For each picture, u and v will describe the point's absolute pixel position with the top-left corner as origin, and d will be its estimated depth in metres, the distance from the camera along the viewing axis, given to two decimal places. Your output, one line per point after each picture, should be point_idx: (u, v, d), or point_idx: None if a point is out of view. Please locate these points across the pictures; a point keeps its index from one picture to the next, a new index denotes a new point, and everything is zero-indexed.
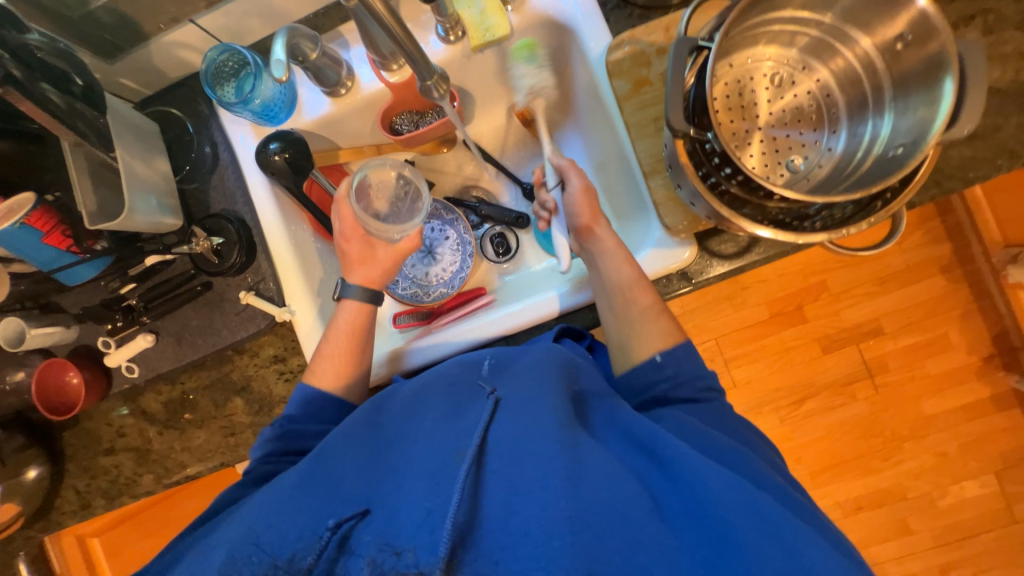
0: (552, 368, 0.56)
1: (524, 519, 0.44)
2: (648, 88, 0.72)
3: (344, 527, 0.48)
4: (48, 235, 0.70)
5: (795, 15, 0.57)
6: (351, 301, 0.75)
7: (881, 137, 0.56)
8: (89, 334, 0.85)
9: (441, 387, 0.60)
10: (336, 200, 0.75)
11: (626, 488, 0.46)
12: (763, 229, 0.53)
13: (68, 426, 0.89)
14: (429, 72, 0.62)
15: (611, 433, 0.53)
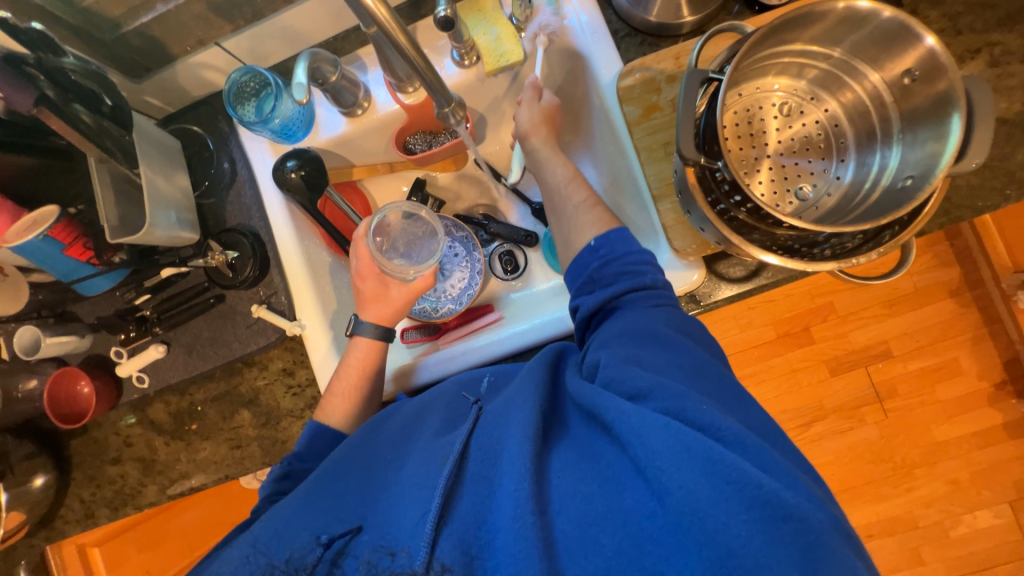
0: (530, 366, 0.57)
1: (496, 513, 0.44)
2: (658, 114, 0.74)
3: (338, 543, 0.48)
4: (69, 247, 0.71)
5: (804, 49, 0.58)
6: (361, 336, 0.75)
7: (889, 169, 0.56)
8: (102, 344, 0.87)
9: (442, 405, 0.61)
10: (355, 239, 0.79)
11: (591, 469, 0.45)
12: (771, 255, 0.53)
13: (77, 434, 0.90)
14: (446, 99, 0.64)
15: (579, 412, 0.51)
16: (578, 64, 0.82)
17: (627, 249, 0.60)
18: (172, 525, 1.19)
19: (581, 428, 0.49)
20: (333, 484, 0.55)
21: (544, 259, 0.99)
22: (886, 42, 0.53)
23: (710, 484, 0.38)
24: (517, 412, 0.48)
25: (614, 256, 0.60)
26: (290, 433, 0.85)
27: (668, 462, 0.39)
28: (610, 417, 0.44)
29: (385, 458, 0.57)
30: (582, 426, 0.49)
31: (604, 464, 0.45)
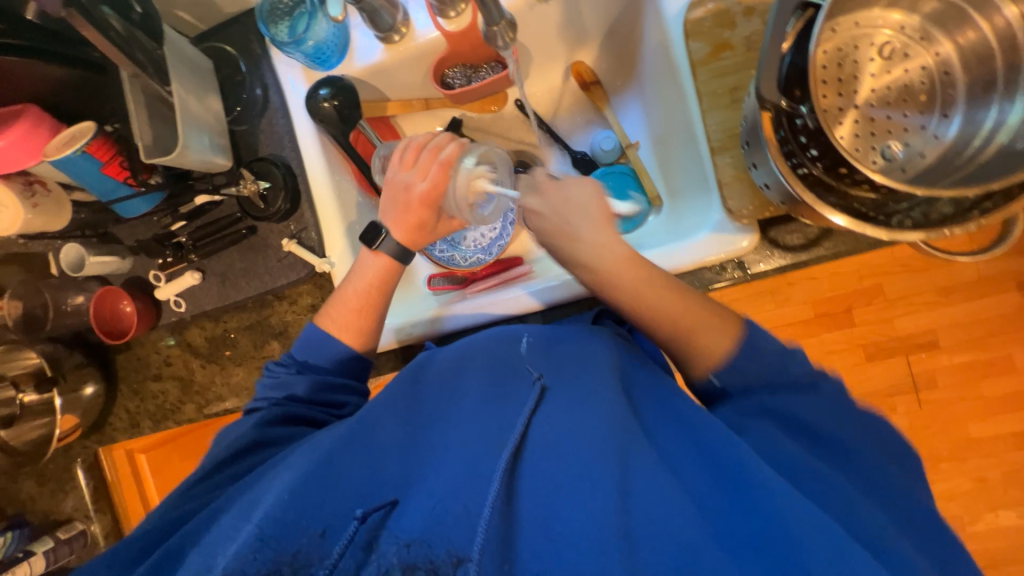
0: (601, 360, 0.54)
1: (567, 520, 0.41)
2: (728, 53, 0.65)
3: (372, 517, 0.45)
4: (107, 165, 0.71)
5: None
6: (378, 258, 0.71)
7: (1008, 125, 0.47)
8: (141, 267, 0.89)
9: (482, 369, 0.57)
10: (444, 164, 0.69)
11: (677, 500, 0.42)
12: (837, 216, 0.47)
13: (121, 350, 0.95)
14: (497, 17, 0.62)
15: (661, 430, 0.49)
16: None
17: (775, 389, 0.52)
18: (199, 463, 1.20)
19: (661, 442, 0.48)
20: (367, 451, 0.50)
21: None
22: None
23: (824, 537, 0.39)
24: (604, 416, 0.47)
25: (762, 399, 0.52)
26: None
27: (783, 499, 0.41)
28: (728, 465, 0.44)
29: (425, 421, 0.54)
30: (658, 438, 0.49)
31: (687, 485, 0.44)
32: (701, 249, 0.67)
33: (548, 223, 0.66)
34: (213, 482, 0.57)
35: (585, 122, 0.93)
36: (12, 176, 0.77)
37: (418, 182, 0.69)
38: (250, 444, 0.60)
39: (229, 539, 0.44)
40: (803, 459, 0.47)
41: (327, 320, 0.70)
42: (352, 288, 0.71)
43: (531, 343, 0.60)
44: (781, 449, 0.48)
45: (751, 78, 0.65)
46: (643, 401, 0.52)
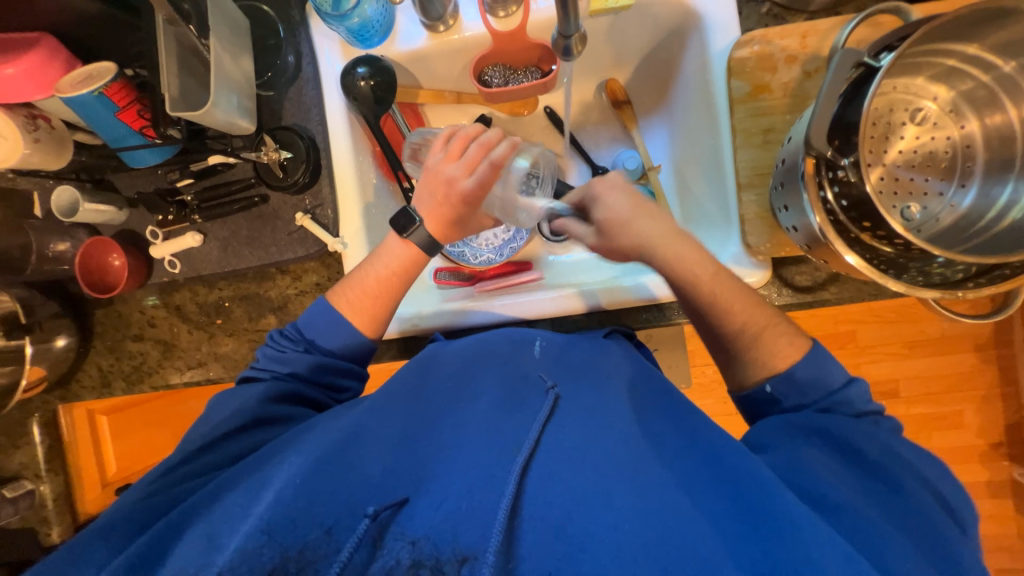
0: (616, 378, 0.57)
1: (582, 527, 0.41)
2: (766, 96, 0.68)
3: (382, 517, 0.43)
4: (123, 111, 0.68)
5: (977, 54, 0.52)
6: (401, 245, 0.68)
7: (1021, 205, 0.51)
8: (137, 220, 0.84)
9: (496, 371, 0.57)
10: (494, 165, 0.64)
11: (693, 518, 0.42)
12: (851, 255, 0.51)
13: (101, 305, 0.90)
14: (572, 29, 0.59)
15: (676, 448, 0.50)
16: (688, 24, 0.74)
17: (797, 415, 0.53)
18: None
19: (671, 457, 0.48)
20: (376, 443, 0.49)
21: None
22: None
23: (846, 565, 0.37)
24: (615, 434, 0.48)
25: (787, 420, 0.53)
26: None
27: (799, 524, 0.40)
28: (748, 489, 0.44)
29: (435, 418, 0.53)
30: (668, 453, 0.49)
31: (698, 500, 0.44)
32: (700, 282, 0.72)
33: (615, 216, 0.62)
34: (197, 465, 0.54)
35: (611, 139, 0.95)
36: (14, 107, 0.73)
37: (464, 178, 0.64)
38: (243, 422, 0.57)
39: (235, 523, 0.42)
40: (824, 480, 0.47)
41: (343, 302, 0.67)
42: (375, 274, 0.67)
43: (544, 347, 0.61)
44: (813, 471, 0.48)
45: (785, 122, 0.68)
46: (655, 417, 0.54)
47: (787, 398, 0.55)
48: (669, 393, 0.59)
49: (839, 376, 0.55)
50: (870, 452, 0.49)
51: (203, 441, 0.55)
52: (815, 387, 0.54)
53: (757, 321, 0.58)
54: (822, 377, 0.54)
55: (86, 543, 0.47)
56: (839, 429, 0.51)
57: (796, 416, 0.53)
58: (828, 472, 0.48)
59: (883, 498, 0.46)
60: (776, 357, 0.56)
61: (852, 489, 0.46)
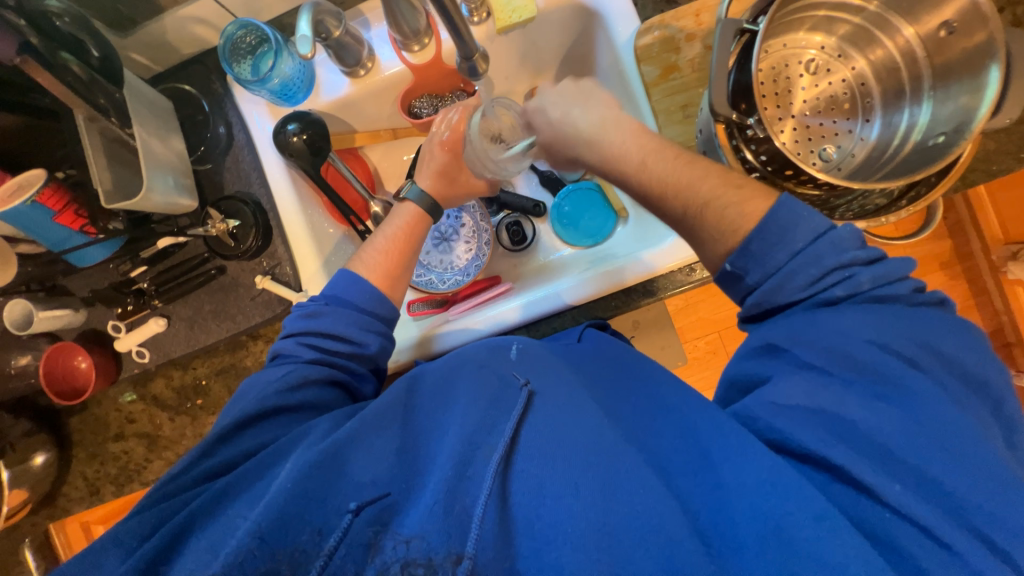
0: (582, 364, 0.59)
1: (548, 521, 0.42)
2: (676, 75, 0.72)
3: (367, 515, 0.44)
4: (60, 214, 0.67)
5: (842, 2, 0.56)
6: (410, 207, 0.76)
7: (919, 125, 0.55)
8: (97, 318, 0.84)
9: (475, 368, 0.56)
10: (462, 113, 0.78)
11: (654, 492, 0.42)
12: None
13: (75, 412, 0.87)
14: (471, 51, 0.65)
15: (646, 419, 0.50)
16: (591, 22, 0.79)
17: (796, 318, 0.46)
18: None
19: (645, 444, 0.47)
20: (364, 448, 0.47)
21: (551, 229, 1.00)
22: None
23: (807, 507, 0.37)
24: (590, 423, 0.47)
25: (794, 330, 0.45)
26: None
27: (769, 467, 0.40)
28: (711, 446, 0.44)
29: (420, 424, 0.51)
30: (633, 434, 0.48)
31: (666, 479, 0.44)
32: (659, 261, 0.76)
33: (551, 124, 0.65)
34: (201, 470, 0.51)
35: None
36: None
37: (440, 130, 0.78)
38: (252, 413, 0.55)
39: (234, 530, 0.44)
40: (816, 391, 0.42)
41: (358, 264, 0.70)
42: (383, 232, 0.74)
43: (521, 350, 0.59)
44: (800, 423, 0.42)
45: (699, 95, 0.71)
46: (627, 394, 0.54)
47: (747, 276, 0.49)
48: (644, 367, 0.59)
49: (804, 231, 0.46)
50: (858, 353, 0.42)
51: (215, 438, 0.54)
52: (772, 251, 0.47)
53: (695, 198, 0.53)
54: (782, 235, 0.47)
55: (111, 543, 0.46)
56: (812, 333, 0.44)
57: (774, 329, 0.47)
58: (815, 402, 0.42)
59: (879, 409, 0.40)
60: (734, 235, 0.50)
61: (844, 409, 0.41)
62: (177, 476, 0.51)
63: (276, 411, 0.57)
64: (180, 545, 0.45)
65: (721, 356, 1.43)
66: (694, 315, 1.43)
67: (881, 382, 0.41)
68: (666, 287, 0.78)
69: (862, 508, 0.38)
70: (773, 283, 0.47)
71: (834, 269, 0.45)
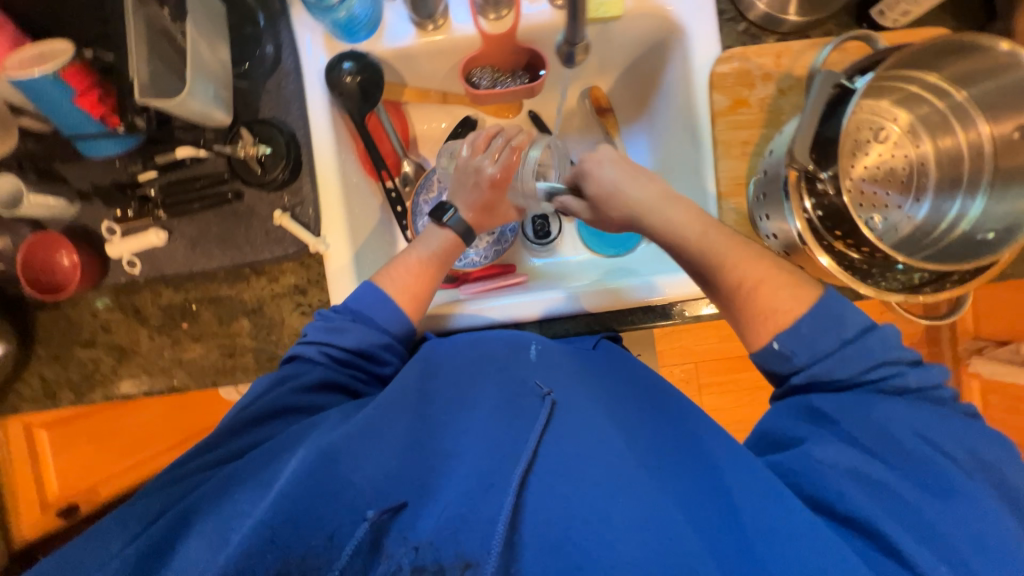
0: (602, 381, 0.59)
1: (569, 536, 0.42)
2: (744, 110, 0.72)
3: (381, 519, 0.43)
4: (81, 96, 0.62)
5: (936, 84, 0.57)
6: (446, 233, 0.71)
7: (969, 217, 0.57)
8: (90, 216, 0.78)
9: (497, 374, 0.57)
10: (513, 150, 0.75)
11: (672, 521, 0.42)
12: (823, 258, 0.55)
13: (46, 308, 0.82)
14: (578, 37, 0.64)
15: (670, 453, 0.50)
16: (670, 36, 0.77)
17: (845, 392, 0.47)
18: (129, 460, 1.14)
19: (661, 472, 0.47)
20: (380, 441, 0.48)
21: (576, 232, 0.99)
22: (1019, 96, 0.52)
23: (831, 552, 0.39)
24: (609, 446, 0.48)
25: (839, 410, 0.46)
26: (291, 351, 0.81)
27: (801, 521, 0.41)
28: (729, 483, 0.45)
29: (438, 424, 0.52)
30: (651, 466, 0.48)
31: (687, 510, 0.44)
32: (681, 286, 0.76)
33: (604, 188, 0.62)
34: (209, 459, 0.51)
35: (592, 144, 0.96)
36: None
37: (489, 165, 0.74)
38: (260, 413, 0.54)
39: (244, 517, 0.43)
40: (854, 462, 0.44)
41: (386, 280, 0.66)
42: (417, 255, 0.68)
43: (540, 351, 0.61)
44: (832, 476, 0.44)
45: (761, 135, 0.72)
46: (649, 424, 0.55)
47: (793, 357, 0.49)
48: (667, 394, 0.61)
49: (852, 324, 0.48)
50: (900, 439, 0.44)
51: (228, 429, 0.53)
52: (824, 338, 0.48)
53: (752, 271, 0.52)
54: (832, 325, 0.48)
55: (116, 525, 0.46)
56: (857, 416, 0.45)
57: (822, 397, 0.47)
58: (854, 470, 0.43)
59: (889, 479, 0.43)
60: (787, 286, 0.50)
61: (869, 477, 0.43)
62: (186, 462, 0.51)
63: (295, 403, 0.56)
64: (180, 534, 0.44)
65: (694, 386, 1.48)
66: (678, 342, 1.47)
67: (920, 468, 0.43)
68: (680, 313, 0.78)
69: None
70: (820, 366, 0.47)
71: (884, 363, 0.47)
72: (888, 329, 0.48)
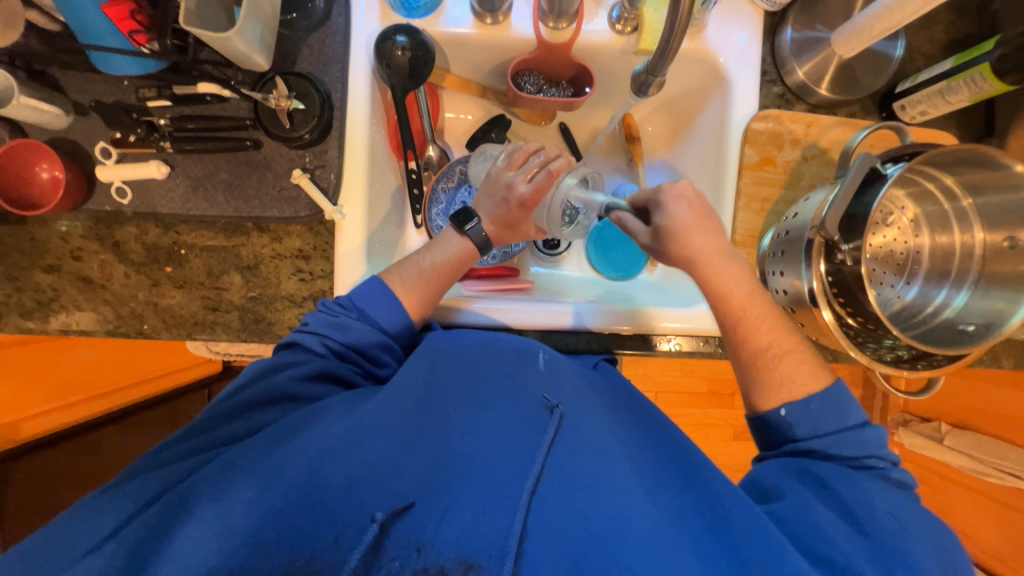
0: (603, 401, 0.61)
1: (579, 550, 0.42)
2: (769, 169, 0.76)
3: (389, 521, 0.42)
4: (111, 4, 0.57)
5: (948, 185, 0.63)
6: (463, 241, 0.70)
7: (953, 306, 0.63)
8: (83, 132, 0.71)
9: (506, 381, 0.57)
10: (552, 173, 0.68)
11: (674, 547, 0.44)
12: (826, 313, 0.59)
13: (9, 222, 0.74)
14: (659, 71, 0.62)
15: (667, 484, 0.53)
16: (715, 84, 0.80)
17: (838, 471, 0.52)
18: (59, 402, 1.04)
19: (660, 501, 0.50)
20: (386, 439, 0.48)
21: (583, 250, 1.00)
22: (1015, 211, 0.58)
23: None
24: (615, 467, 0.50)
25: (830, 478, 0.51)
26: (280, 317, 0.77)
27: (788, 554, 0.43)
28: (733, 522, 0.47)
29: (446, 422, 0.52)
30: (652, 491, 0.51)
31: (688, 539, 0.46)
32: (680, 318, 0.78)
33: (676, 224, 0.62)
34: (201, 441, 0.49)
35: (616, 168, 0.98)
36: None
37: (522, 183, 0.68)
38: (261, 398, 0.53)
39: (244, 505, 0.42)
40: (838, 526, 0.47)
41: (396, 280, 0.64)
42: (431, 260, 0.67)
43: (547, 361, 0.61)
44: (827, 529, 0.47)
45: (780, 195, 0.76)
46: (648, 454, 0.57)
47: (795, 427, 0.56)
48: (664, 426, 0.63)
49: (854, 416, 0.55)
50: (880, 515, 0.48)
51: (221, 413, 0.52)
52: (826, 421, 0.55)
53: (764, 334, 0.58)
54: (837, 414, 0.55)
55: (111, 506, 0.44)
56: (845, 488, 0.50)
57: (818, 464, 0.53)
58: (840, 528, 0.47)
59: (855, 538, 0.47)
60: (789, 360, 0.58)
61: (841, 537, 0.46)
62: (177, 442, 0.50)
63: (298, 389, 0.55)
64: (173, 523, 0.42)
65: None
66: (646, 371, 1.52)
67: (887, 536, 0.46)
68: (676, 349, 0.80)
69: None
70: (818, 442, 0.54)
71: (876, 455, 0.54)
72: (881, 428, 0.55)
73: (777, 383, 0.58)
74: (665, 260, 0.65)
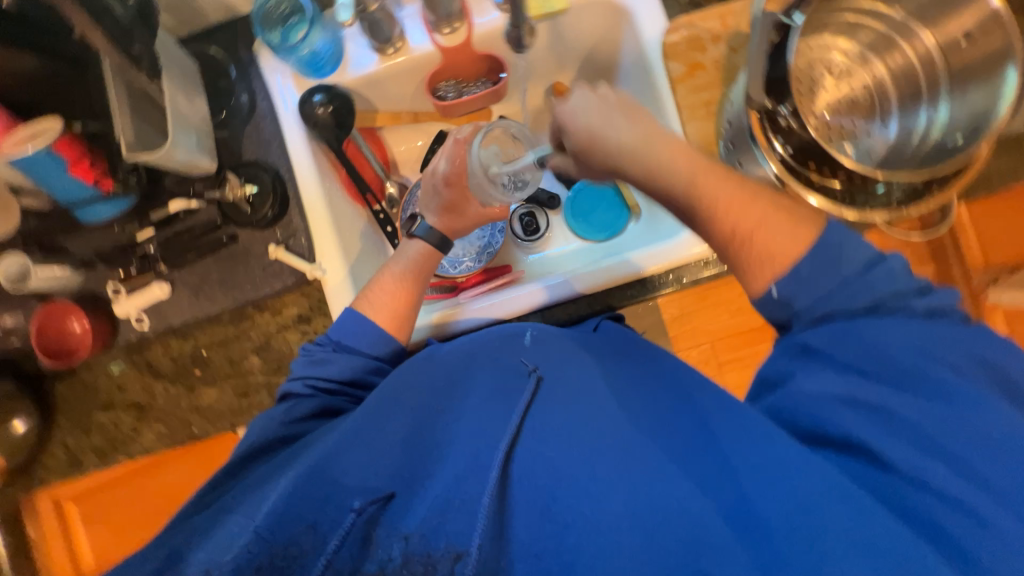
0: (583, 349, 0.59)
1: (568, 503, 0.43)
2: (701, 73, 0.74)
3: (370, 509, 0.45)
4: (75, 166, 0.67)
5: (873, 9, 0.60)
6: (416, 244, 0.72)
7: (938, 124, 0.57)
8: (95, 280, 0.81)
9: (486, 361, 0.57)
10: (457, 141, 0.73)
11: (654, 468, 0.44)
12: (814, 198, 0.56)
13: (63, 376, 0.84)
14: (523, 22, 0.73)
15: (659, 406, 0.51)
16: (618, 18, 0.80)
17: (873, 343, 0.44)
18: None
19: (657, 429, 0.48)
20: (368, 443, 0.49)
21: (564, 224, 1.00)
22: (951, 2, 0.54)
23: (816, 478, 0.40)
24: (597, 409, 0.49)
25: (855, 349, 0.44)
26: None
27: (775, 444, 0.42)
28: (715, 432, 0.46)
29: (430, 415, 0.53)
30: (640, 417, 0.49)
31: (675, 460, 0.45)
32: (668, 253, 0.75)
33: (580, 132, 0.57)
34: (211, 491, 0.55)
35: None
36: None
37: (440, 163, 0.72)
38: (256, 446, 0.57)
39: (241, 530, 0.45)
40: (851, 407, 0.44)
41: (366, 304, 0.67)
42: (391, 274, 0.69)
43: (535, 336, 0.60)
44: (837, 416, 0.44)
45: (722, 94, 0.74)
46: (628, 380, 0.55)
47: None
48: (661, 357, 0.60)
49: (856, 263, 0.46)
50: (893, 354, 0.43)
51: (226, 469, 0.56)
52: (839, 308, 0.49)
53: None
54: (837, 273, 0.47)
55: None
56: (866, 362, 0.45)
57: (819, 334, 0.46)
58: (848, 392, 0.44)
59: (901, 398, 0.43)
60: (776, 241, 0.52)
61: (847, 422, 0.43)
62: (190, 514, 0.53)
63: (294, 431, 0.59)
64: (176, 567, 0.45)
65: None
66: None
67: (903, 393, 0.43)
68: (686, 276, 0.76)
69: (866, 474, 0.42)
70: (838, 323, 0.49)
71: (900, 296, 0.46)
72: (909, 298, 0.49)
73: (763, 260, 0.48)
74: (596, 167, 0.59)
